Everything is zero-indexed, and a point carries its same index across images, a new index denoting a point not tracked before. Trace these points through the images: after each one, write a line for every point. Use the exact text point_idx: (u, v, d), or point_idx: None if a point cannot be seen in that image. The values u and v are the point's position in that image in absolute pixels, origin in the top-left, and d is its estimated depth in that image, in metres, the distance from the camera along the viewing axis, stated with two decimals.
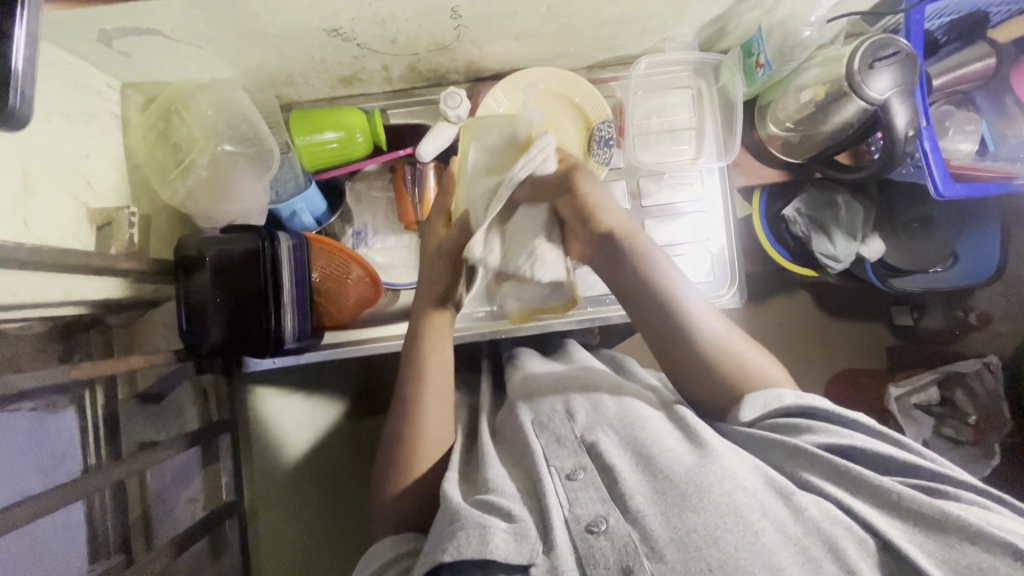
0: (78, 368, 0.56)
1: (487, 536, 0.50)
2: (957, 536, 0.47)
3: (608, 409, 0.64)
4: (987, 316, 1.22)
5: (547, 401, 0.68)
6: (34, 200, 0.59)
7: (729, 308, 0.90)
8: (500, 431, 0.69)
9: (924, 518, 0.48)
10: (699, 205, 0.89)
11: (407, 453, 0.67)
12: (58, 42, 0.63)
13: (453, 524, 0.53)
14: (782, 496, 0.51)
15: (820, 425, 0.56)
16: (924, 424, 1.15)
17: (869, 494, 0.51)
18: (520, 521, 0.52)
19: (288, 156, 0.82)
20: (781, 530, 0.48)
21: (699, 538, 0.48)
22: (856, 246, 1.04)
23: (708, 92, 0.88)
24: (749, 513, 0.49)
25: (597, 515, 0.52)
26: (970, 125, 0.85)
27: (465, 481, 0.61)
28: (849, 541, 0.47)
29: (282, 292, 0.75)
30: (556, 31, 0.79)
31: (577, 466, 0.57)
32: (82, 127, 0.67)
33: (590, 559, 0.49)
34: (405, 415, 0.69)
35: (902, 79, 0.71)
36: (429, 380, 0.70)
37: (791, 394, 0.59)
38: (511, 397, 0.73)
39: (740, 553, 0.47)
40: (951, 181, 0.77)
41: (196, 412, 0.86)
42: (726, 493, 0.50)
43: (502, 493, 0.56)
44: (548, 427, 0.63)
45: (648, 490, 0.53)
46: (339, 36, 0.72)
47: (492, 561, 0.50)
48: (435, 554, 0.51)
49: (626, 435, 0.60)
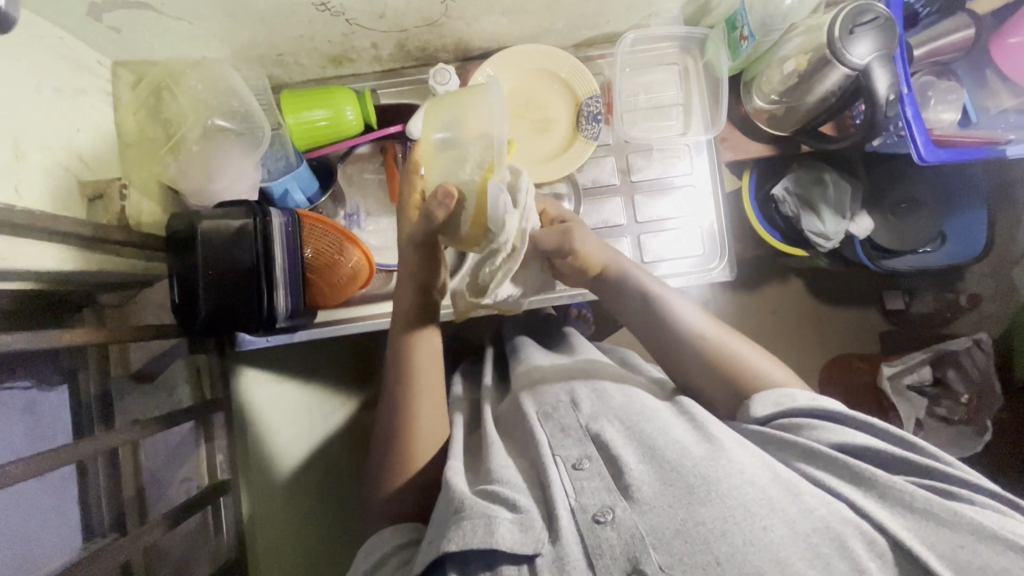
0: (70, 334, 0.55)
1: (492, 526, 0.49)
2: (967, 536, 0.47)
3: (613, 399, 0.63)
4: (977, 298, 1.24)
5: (550, 390, 0.66)
6: (24, 168, 0.59)
7: (720, 282, 0.91)
8: (502, 420, 0.68)
9: (935, 518, 0.48)
10: (689, 179, 0.91)
11: (406, 422, 0.67)
12: (45, 14, 0.63)
13: (458, 513, 0.52)
14: (790, 492, 0.50)
15: (832, 424, 0.57)
16: (918, 404, 1.14)
17: (879, 496, 0.51)
18: (525, 511, 0.51)
19: (280, 134, 0.82)
20: (791, 526, 0.48)
21: (707, 530, 0.48)
22: (845, 224, 1.05)
23: (694, 68, 0.89)
24: (756, 508, 0.49)
25: (603, 506, 0.51)
26: (951, 95, 0.87)
27: (468, 471, 0.60)
28: (857, 540, 0.48)
29: (275, 267, 0.74)
30: (542, 6, 0.80)
31: (582, 456, 0.56)
32: (72, 102, 0.68)
33: (597, 548, 0.49)
34: (399, 374, 0.70)
35: (882, 44, 0.72)
36: (423, 379, 0.69)
37: (803, 394, 0.59)
38: (513, 391, 0.71)
39: (748, 547, 0.46)
40: (933, 147, 0.78)
41: (189, 390, 0.85)
42: (735, 487, 0.50)
43: (506, 483, 0.54)
44: (553, 417, 0.61)
45: (655, 481, 0.52)
46: (328, 10, 0.72)
47: (496, 550, 0.49)
48: (438, 544, 0.50)
49: (629, 427, 0.58)
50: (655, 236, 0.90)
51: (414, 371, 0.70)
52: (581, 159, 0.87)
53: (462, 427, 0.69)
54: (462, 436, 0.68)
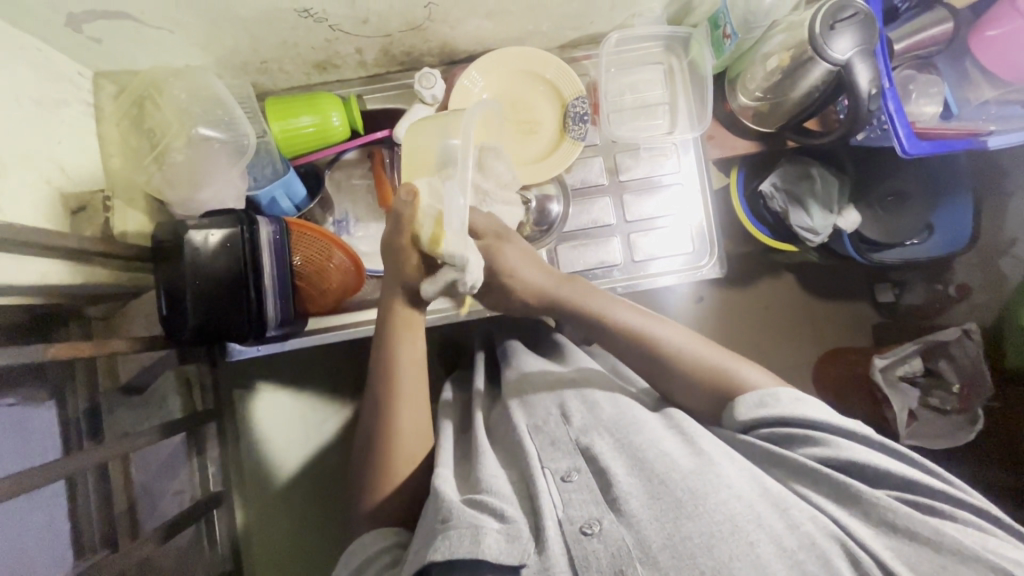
0: (56, 348, 0.55)
1: (479, 537, 0.49)
2: (950, 557, 0.46)
3: (604, 413, 0.63)
4: (965, 288, 1.24)
5: (540, 404, 0.66)
6: (5, 181, 0.59)
7: (711, 279, 0.91)
8: (494, 430, 0.67)
9: (918, 536, 0.48)
10: (677, 178, 0.91)
11: (387, 431, 0.66)
12: (26, 27, 0.63)
13: (445, 523, 0.51)
14: (778, 508, 0.50)
15: (819, 435, 0.55)
16: (910, 394, 1.15)
17: (865, 511, 0.50)
18: (512, 521, 0.51)
19: (265, 141, 0.81)
20: (775, 542, 0.47)
21: (694, 546, 0.47)
22: (833, 218, 1.05)
23: (678, 66, 0.90)
24: (743, 523, 0.48)
25: (590, 518, 0.51)
26: (932, 88, 0.88)
27: (458, 479, 0.60)
28: (842, 558, 0.47)
29: (263, 274, 0.74)
30: (524, 8, 0.80)
31: (571, 468, 0.56)
32: (53, 115, 0.67)
33: (583, 561, 0.48)
34: (382, 382, 0.69)
35: (863, 39, 0.73)
36: (406, 400, 0.68)
37: (788, 391, 0.58)
38: (504, 398, 0.70)
39: (734, 563, 0.46)
40: (916, 140, 0.79)
41: (179, 403, 0.87)
42: (722, 502, 0.50)
43: (494, 493, 0.54)
44: (544, 430, 0.61)
45: (641, 494, 0.52)
46: (310, 16, 0.72)
47: (482, 561, 0.48)
48: (423, 554, 0.50)
49: (620, 440, 0.58)
50: (645, 236, 0.90)
51: (399, 403, 0.67)
52: (569, 160, 0.87)
53: (451, 433, 0.69)
54: (453, 443, 0.67)
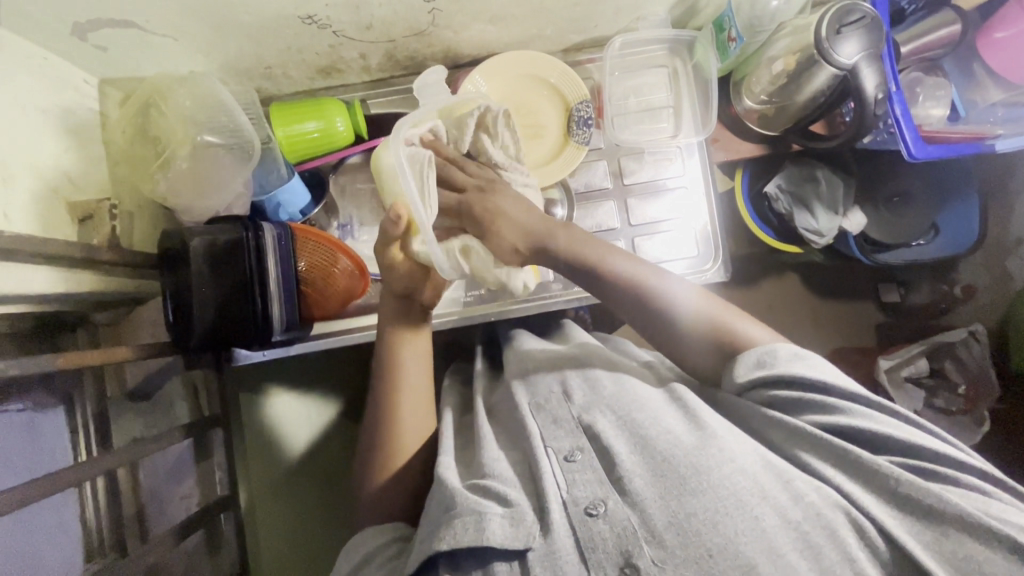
0: (63, 357, 0.54)
1: (482, 523, 0.49)
2: (953, 525, 0.46)
3: (605, 388, 0.63)
4: (971, 288, 1.24)
5: (543, 383, 0.66)
6: (13, 187, 0.59)
7: (714, 283, 0.91)
8: (495, 412, 0.67)
9: (922, 504, 0.47)
10: (681, 181, 0.91)
11: (388, 443, 0.66)
12: (34, 37, 0.63)
13: (450, 512, 0.51)
14: (781, 481, 0.50)
15: (819, 398, 0.54)
16: (915, 396, 1.14)
17: (870, 481, 0.50)
18: (515, 506, 0.51)
19: (270, 147, 0.81)
20: (781, 515, 0.48)
21: (698, 522, 0.47)
22: (838, 220, 1.05)
23: (683, 69, 0.90)
24: (747, 498, 0.48)
25: (595, 498, 0.51)
26: (939, 91, 0.88)
27: (460, 465, 0.60)
28: (847, 529, 0.47)
29: (269, 277, 0.74)
30: (528, 13, 0.80)
31: (574, 448, 0.56)
32: (60, 118, 0.68)
33: (590, 542, 0.48)
34: (384, 408, 0.68)
35: (870, 43, 0.73)
36: (408, 420, 0.67)
37: (786, 348, 0.58)
38: (506, 378, 0.71)
39: (740, 538, 0.46)
40: (923, 144, 0.79)
41: (187, 407, 0.88)
42: (726, 477, 0.50)
43: (498, 478, 0.54)
44: (546, 409, 0.61)
45: (645, 472, 0.52)
46: (314, 23, 0.72)
47: (487, 549, 0.49)
48: (429, 544, 0.50)
49: (622, 417, 0.58)
50: (649, 240, 0.90)
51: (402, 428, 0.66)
52: (573, 164, 0.88)
53: (451, 419, 0.69)
54: (453, 429, 0.67)
